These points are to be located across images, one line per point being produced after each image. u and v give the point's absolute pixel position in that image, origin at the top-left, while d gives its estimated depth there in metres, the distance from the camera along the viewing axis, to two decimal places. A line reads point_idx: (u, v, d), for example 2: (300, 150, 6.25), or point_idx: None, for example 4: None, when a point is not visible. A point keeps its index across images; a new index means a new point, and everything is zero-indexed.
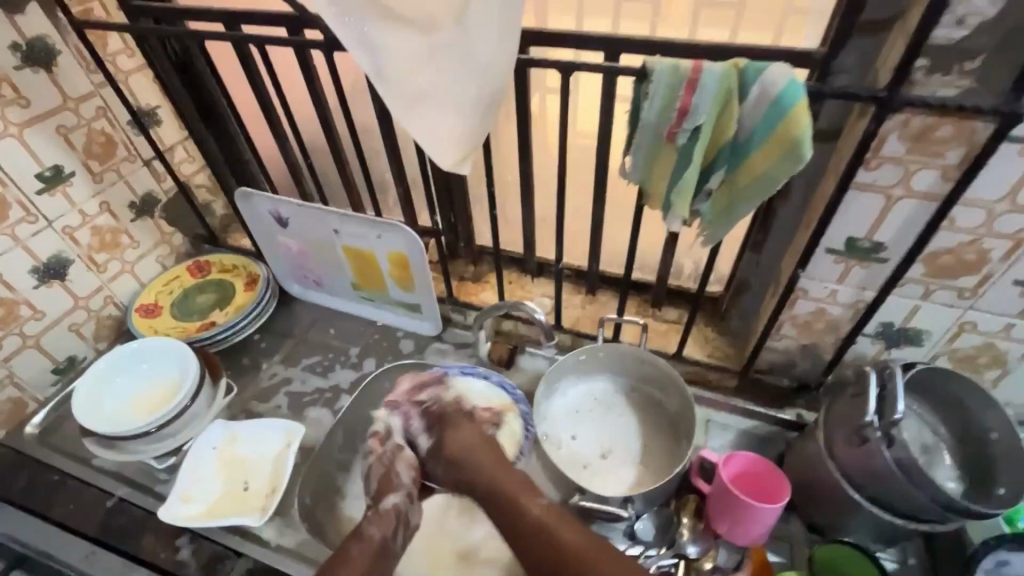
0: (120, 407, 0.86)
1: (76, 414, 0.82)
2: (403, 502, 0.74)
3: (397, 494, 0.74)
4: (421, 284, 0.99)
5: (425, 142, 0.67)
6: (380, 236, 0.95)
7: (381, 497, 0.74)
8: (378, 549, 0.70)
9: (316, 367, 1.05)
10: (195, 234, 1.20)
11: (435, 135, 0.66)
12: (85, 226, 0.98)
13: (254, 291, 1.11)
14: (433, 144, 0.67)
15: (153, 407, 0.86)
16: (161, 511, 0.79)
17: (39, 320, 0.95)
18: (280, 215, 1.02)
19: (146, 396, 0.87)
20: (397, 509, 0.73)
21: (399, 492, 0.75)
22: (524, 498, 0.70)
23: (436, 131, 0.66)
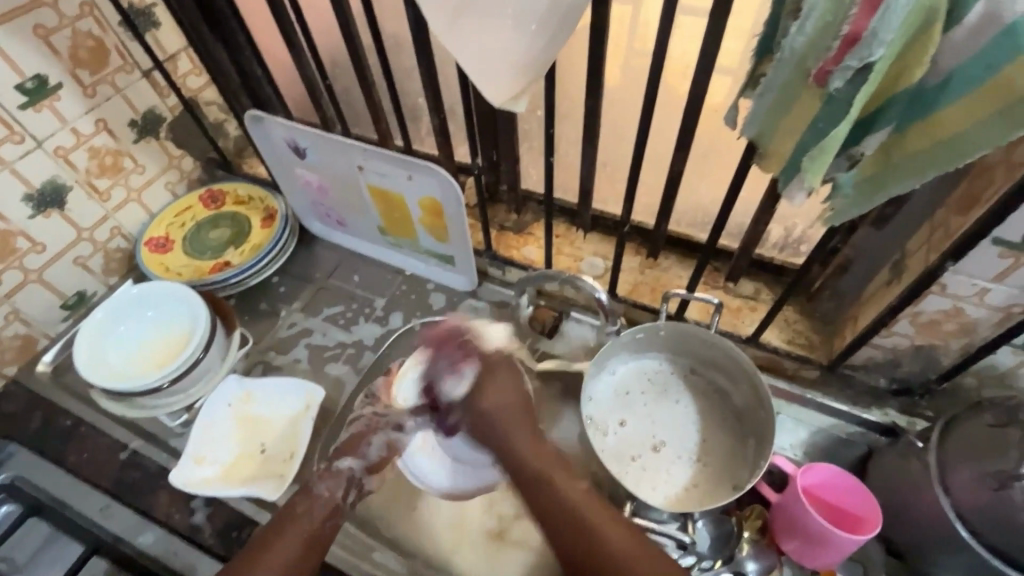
0: (128, 357, 0.79)
1: (78, 366, 0.75)
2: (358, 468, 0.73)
3: (353, 460, 0.73)
4: (456, 234, 0.86)
5: (465, 68, 0.51)
6: (411, 176, 0.80)
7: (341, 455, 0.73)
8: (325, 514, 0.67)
9: (338, 319, 0.95)
10: (207, 158, 1.07)
11: (481, 57, 0.50)
12: (80, 147, 0.87)
13: (272, 228, 1.00)
14: (478, 71, 0.51)
15: (164, 360, 0.79)
16: (172, 474, 0.74)
17: (40, 254, 0.86)
18: (297, 144, 0.88)
19: (155, 347, 0.80)
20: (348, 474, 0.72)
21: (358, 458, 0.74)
22: (559, 481, 0.64)
23: (484, 53, 0.49)
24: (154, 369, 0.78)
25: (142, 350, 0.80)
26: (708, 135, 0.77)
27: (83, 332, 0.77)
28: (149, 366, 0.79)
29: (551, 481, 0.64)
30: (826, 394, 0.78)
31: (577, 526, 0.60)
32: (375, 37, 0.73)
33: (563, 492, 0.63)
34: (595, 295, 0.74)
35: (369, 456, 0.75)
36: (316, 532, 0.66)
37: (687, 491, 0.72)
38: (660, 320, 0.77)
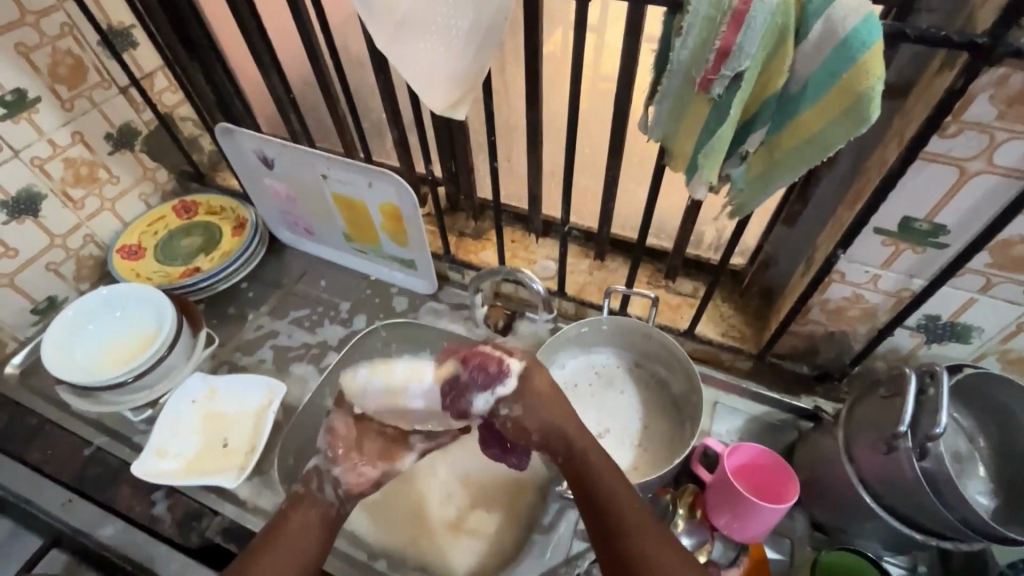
0: (95, 354, 0.82)
1: (45, 361, 0.78)
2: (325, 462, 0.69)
3: (315, 459, 0.70)
4: (415, 238, 0.91)
5: (405, 76, 0.57)
6: (371, 183, 0.86)
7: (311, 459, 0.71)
8: (316, 523, 0.65)
9: (304, 321, 1.00)
10: (180, 170, 1.12)
11: (418, 67, 0.56)
12: (56, 158, 0.91)
13: (242, 236, 1.05)
14: (417, 80, 0.57)
15: (130, 357, 0.82)
16: (134, 465, 0.76)
17: (12, 258, 0.90)
18: (265, 156, 0.93)
19: (121, 345, 0.83)
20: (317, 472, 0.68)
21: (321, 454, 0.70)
22: (604, 472, 0.63)
23: (422, 63, 0.56)
24: (120, 366, 0.81)
25: (109, 347, 0.83)
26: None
27: (51, 330, 0.80)
28: (115, 363, 0.81)
29: (598, 472, 0.63)
30: (759, 383, 0.84)
31: (610, 510, 0.61)
32: (336, 56, 0.80)
33: (608, 486, 0.62)
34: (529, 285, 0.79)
35: (325, 449, 0.71)
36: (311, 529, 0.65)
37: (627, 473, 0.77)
38: (602, 316, 0.82)
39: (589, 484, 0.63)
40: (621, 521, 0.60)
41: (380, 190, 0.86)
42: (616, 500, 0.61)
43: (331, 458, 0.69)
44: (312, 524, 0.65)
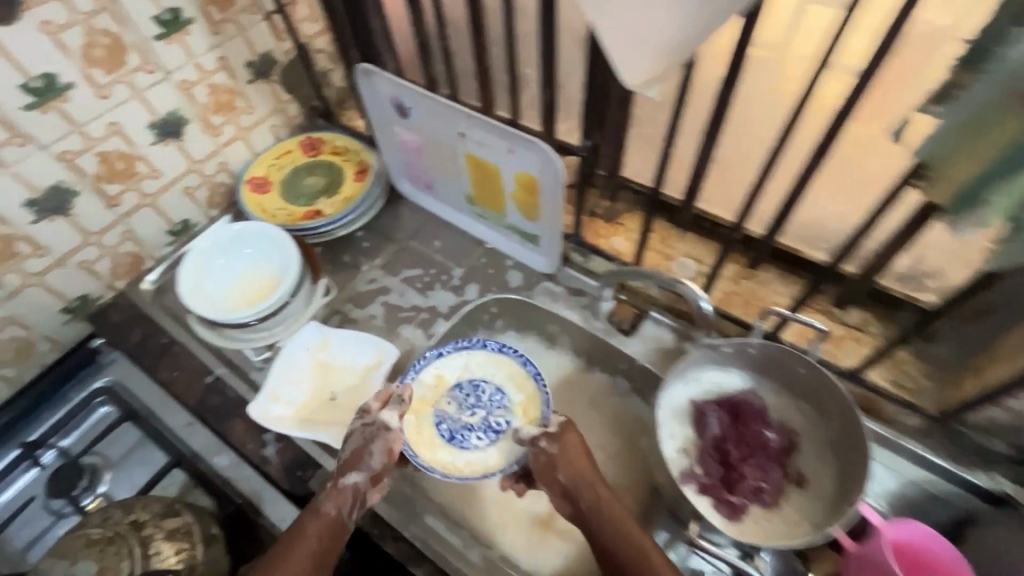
0: (221, 289, 0.83)
1: (180, 290, 0.80)
2: (364, 482, 0.68)
3: (360, 475, 0.68)
4: (547, 214, 0.83)
5: (608, 40, 0.48)
6: (512, 150, 0.78)
7: (344, 470, 0.68)
8: (326, 533, 0.65)
9: (416, 282, 0.96)
10: (309, 105, 1.10)
11: (629, 29, 0.47)
12: (202, 83, 0.90)
13: (364, 182, 1.02)
14: (623, 45, 0.48)
15: (254, 297, 0.83)
16: (251, 406, 0.78)
17: (156, 179, 0.91)
18: (402, 103, 0.88)
19: (245, 285, 0.84)
20: (355, 490, 0.68)
21: (363, 471, 0.69)
22: (610, 507, 0.68)
23: (634, 23, 0.46)
24: (246, 303, 0.82)
25: (234, 284, 0.84)
26: (870, 147, 0.66)
27: (188, 259, 0.82)
28: (240, 301, 0.83)
29: (600, 510, 0.68)
30: (923, 445, 0.70)
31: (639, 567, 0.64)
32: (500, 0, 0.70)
33: (608, 513, 0.68)
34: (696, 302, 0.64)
35: (373, 466, 0.69)
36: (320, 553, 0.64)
37: (754, 520, 0.68)
38: (751, 339, 0.72)
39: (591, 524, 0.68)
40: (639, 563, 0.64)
41: (521, 159, 0.78)
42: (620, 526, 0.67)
43: (373, 483, 0.69)
44: (316, 540, 0.65)
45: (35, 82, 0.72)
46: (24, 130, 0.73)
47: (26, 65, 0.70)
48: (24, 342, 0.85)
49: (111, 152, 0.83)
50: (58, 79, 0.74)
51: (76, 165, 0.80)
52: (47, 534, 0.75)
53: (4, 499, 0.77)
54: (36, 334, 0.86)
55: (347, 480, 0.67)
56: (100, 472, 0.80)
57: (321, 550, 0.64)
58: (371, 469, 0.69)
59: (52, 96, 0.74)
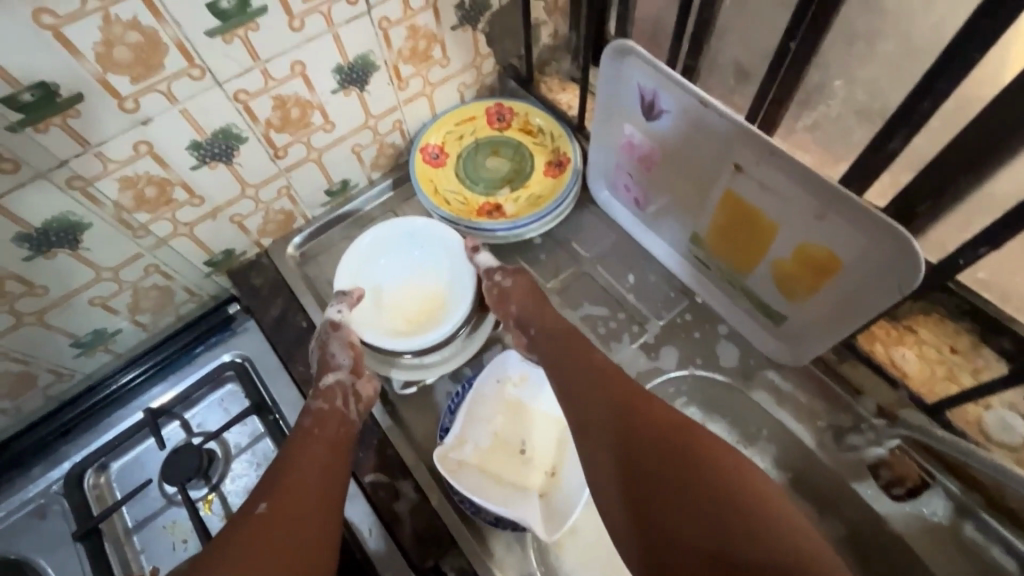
0: (386, 303, 0.76)
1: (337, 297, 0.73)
2: (347, 377, 0.67)
3: (338, 373, 0.66)
4: (828, 304, 0.59)
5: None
6: (821, 218, 0.54)
7: (319, 375, 0.67)
8: (333, 422, 0.63)
9: (598, 325, 0.77)
10: (507, 64, 0.88)
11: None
12: (403, 23, 0.71)
13: (558, 180, 0.82)
14: None
15: (419, 320, 0.75)
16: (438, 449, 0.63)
17: (328, 133, 0.75)
18: (655, 103, 0.64)
19: (412, 303, 0.77)
20: (340, 387, 0.66)
21: (341, 369, 0.67)
22: (653, 404, 0.57)
23: None
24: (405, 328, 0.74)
25: (398, 298, 0.77)
26: None
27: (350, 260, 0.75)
28: (403, 324, 0.75)
29: (643, 407, 0.57)
30: None
31: (710, 477, 0.51)
32: None
33: (659, 417, 0.56)
34: None
35: (345, 363, 0.68)
36: (337, 441, 0.62)
37: None
38: None
39: (611, 399, 0.58)
40: (728, 489, 0.50)
41: (830, 233, 0.54)
42: (668, 431, 0.54)
43: (355, 375, 0.67)
44: (326, 429, 0.63)
45: (224, 3, 0.55)
46: (201, 61, 0.58)
47: None
48: (164, 292, 0.76)
49: (289, 96, 0.68)
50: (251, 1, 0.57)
51: (249, 108, 0.65)
52: (156, 521, 0.68)
53: (123, 464, 0.72)
54: (176, 285, 0.77)
55: (325, 379, 0.66)
56: (218, 461, 0.71)
57: (337, 436, 0.62)
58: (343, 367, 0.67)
59: (239, 22, 0.58)
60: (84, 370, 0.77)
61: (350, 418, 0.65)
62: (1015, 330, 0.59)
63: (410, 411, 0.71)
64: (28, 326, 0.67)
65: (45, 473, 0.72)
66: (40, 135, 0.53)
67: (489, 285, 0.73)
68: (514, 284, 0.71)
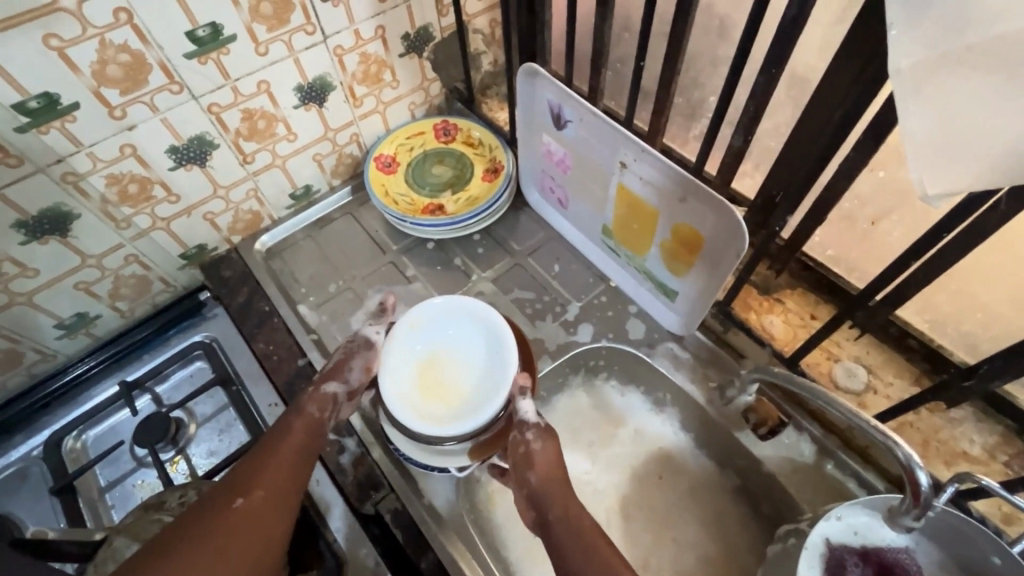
0: (440, 341, 0.75)
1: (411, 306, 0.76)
2: (342, 392, 0.71)
3: (339, 385, 0.71)
4: (702, 275, 0.71)
5: (907, 126, 0.39)
6: (682, 200, 0.66)
7: (325, 377, 0.72)
8: (308, 428, 0.69)
9: (527, 306, 0.88)
10: (452, 87, 1.02)
11: (944, 120, 0.37)
12: (355, 51, 0.84)
13: (494, 184, 0.95)
14: (919, 142, 0.38)
15: (422, 381, 0.73)
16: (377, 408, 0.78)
17: (291, 142, 0.88)
18: (561, 114, 0.77)
19: (438, 383, 0.73)
20: (333, 398, 0.71)
21: (343, 383, 0.72)
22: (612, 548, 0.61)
23: (955, 121, 0.37)
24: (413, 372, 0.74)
25: (451, 411, 0.71)
26: None
27: (439, 309, 0.76)
28: (423, 364, 0.75)
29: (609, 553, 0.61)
30: None
31: None
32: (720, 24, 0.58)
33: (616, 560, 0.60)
34: (909, 470, 0.51)
35: (352, 381, 0.73)
36: (304, 450, 0.67)
37: None
38: (936, 501, 0.55)
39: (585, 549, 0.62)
40: None
41: (691, 212, 0.66)
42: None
43: (349, 395, 0.72)
44: (301, 435, 0.68)
45: (200, 31, 0.68)
46: (180, 79, 0.70)
47: (195, 12, 0.66)
48: (142, 281, 0.86)
49: (256, 110, 0.80)
50: (222, 30, 0.69)
51: (221, 119, 0.77)
52: (127, 479, 0.76)
53: (99, 431, 0.80)
54: (153, 274, 0.87)
55: (327, 385, 0.71)
56: (185, 426, 0.80)
57: (304, 444, 0.67)
58: (349, 383, 0.72)
59: (212, 48, 0.70)
60: (67, 350, 0.86)
61: (322, 426, 0.70)
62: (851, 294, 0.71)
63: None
64: (20, 305, 0.76)
65: (27, 440, 0.80)
66: (42, 136, 0.65)
67: (517, 439, 0.69)
68: (541, 447, 0.69)
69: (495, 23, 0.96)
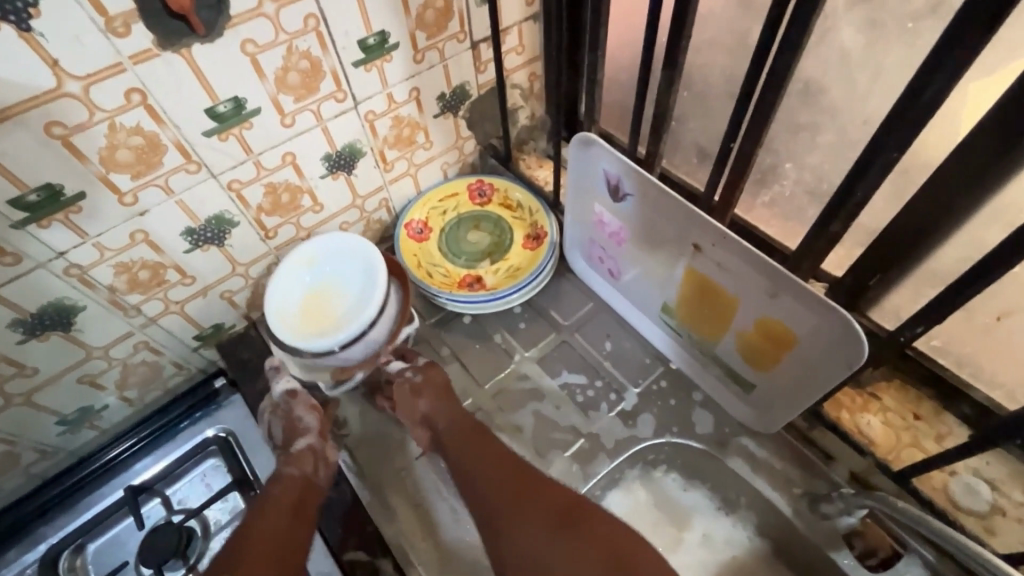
0: (326, 280, 0.78)
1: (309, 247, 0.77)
2: (315, 443, 0.71)
3: (308, 437, 0.71)
4: (792, 374, 0.62)
5: None
6: (774, 295, 0.57)
7: (291, 441, 0.70)
8: (299, 488, 0.67)
9: (577, 393, 0.79)
10: (487, 144, 0.94)
11: None
12: (388, 115, 0.77)
13: (536, 253, 0.87)
14: None
15: (309, 317, 0.76)
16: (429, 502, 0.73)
17: (317, 213, 0.80)
18: (620, 187, 0.69)
19: (319, 312, 0.77)
20: (311, 451, 0.70)
21: (308, 434, 0.71)
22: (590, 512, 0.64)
23: None
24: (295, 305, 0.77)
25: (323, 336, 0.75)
26: None
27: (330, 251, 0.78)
28: (308, 297, 0.77)
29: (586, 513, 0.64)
30: None
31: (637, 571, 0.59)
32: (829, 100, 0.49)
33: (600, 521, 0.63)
34: None
35: (313, 426, 0.73)
36: (297, 500, 0.66)
37: None
38: None
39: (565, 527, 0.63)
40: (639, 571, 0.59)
41: (784, 309, 0.57)
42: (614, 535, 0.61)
43: (323, 438, 0.72)
44: (293, 494, 0.66)
45: (222, 107, 0.61)
46: (199, 157, 0.63)
47: (215, 88, 0.59)
48: (153, 367, 0.78)
49: (280, 183, 0.72)
50: (245, 104, 0.62)
51: (242, 195, 0.70)
52: None
53: (102, 543, 0.71)
54: (164, 360, 0.79)
55: (297, 444, 0.70)
56: (197, 540, 0.71)
57: (297, 500, 0.66)
58: (312, 431, 0.72)
59: (235, 122, 0.63)
60: (69, 446, 0.77)
61: (313, 479, 0.69)
62: (974, 397, 0.61)
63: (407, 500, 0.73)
64: (17, 406, 0.68)
65: (19, 556, 0.72)
66: (43, 231, 0.57)
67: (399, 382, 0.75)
68: (423, 379, 0.75)
69: (535, 77, 0.89)
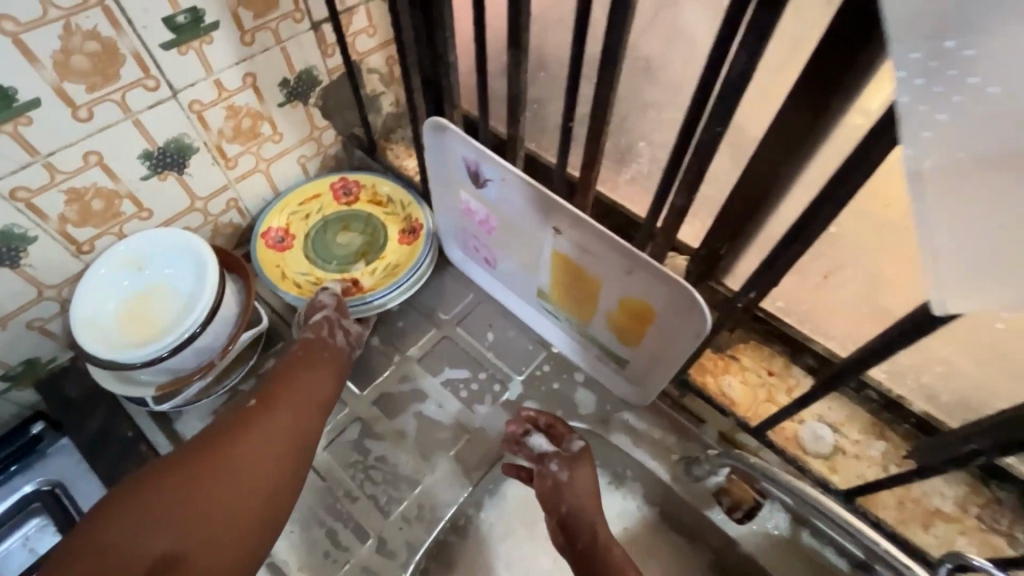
0: (153, 282, 0.69)
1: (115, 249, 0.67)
2: (333, 314, 0.72)
3: (325, 310, 0.72)
4: (656, 347, 0.64)
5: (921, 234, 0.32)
6: (629, 272, 0.58)
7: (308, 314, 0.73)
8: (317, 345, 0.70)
9: (461, 389, 0.77)
10: (350, 134, 0.88)
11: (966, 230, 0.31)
12: (219, 105, 0.68)
13: (413, 248, 0.82)
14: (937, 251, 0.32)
15: (129, 323, 0.67)
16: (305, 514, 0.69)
17: (144, 220, 0.70)
18: (479, 172, 0.66)
19: (145, 319, 0.67)
20: (328, 321, 0.72)
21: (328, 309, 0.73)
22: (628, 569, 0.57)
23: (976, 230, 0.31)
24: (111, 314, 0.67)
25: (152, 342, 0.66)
26: None
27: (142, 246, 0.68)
28: (127, 304, 0.68)
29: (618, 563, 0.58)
30: None
31: None
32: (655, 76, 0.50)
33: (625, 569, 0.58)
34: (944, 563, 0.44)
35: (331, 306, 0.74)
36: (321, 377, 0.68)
37: None
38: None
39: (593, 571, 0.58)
40: None
41: (639, 284, 0.58)
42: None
43: (342, 313, 0.73)
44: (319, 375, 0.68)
45: None
46: None
47: None
48: None
49: (86, 189, 0.62)
50: (15, 96, 0.52)
51: (34, 205, 0.59)
52: None
53: None
54: None
55: (314, 316, 0.72)
56: None
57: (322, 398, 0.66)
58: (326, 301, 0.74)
59: (4, 118, 0.53)
60: None
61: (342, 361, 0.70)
62: (814, 349, 0.66)
63: (290, 526, 0.69)
64: None
65: None
66: None
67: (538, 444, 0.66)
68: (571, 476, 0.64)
69: (393, 61, 0.84)
